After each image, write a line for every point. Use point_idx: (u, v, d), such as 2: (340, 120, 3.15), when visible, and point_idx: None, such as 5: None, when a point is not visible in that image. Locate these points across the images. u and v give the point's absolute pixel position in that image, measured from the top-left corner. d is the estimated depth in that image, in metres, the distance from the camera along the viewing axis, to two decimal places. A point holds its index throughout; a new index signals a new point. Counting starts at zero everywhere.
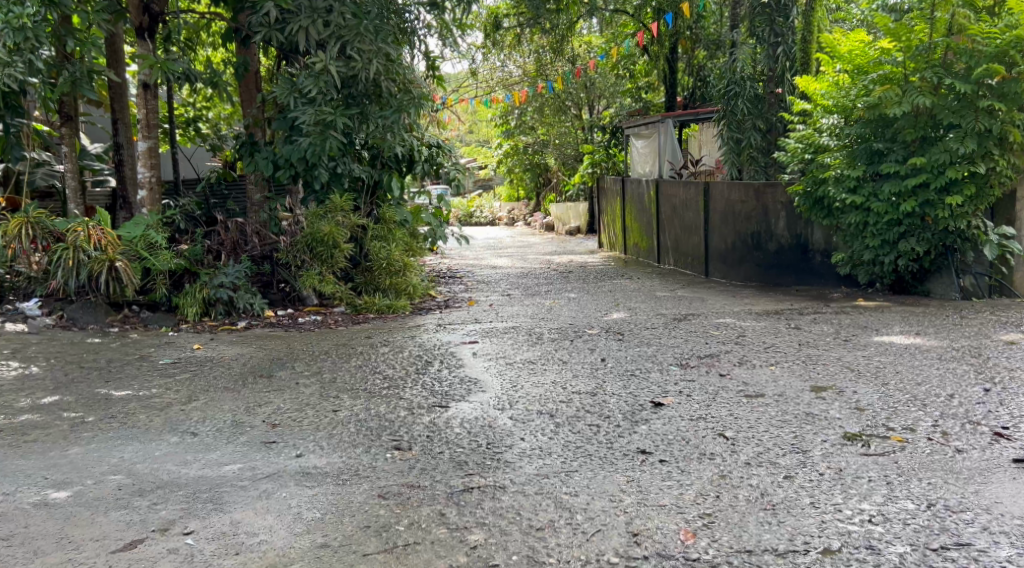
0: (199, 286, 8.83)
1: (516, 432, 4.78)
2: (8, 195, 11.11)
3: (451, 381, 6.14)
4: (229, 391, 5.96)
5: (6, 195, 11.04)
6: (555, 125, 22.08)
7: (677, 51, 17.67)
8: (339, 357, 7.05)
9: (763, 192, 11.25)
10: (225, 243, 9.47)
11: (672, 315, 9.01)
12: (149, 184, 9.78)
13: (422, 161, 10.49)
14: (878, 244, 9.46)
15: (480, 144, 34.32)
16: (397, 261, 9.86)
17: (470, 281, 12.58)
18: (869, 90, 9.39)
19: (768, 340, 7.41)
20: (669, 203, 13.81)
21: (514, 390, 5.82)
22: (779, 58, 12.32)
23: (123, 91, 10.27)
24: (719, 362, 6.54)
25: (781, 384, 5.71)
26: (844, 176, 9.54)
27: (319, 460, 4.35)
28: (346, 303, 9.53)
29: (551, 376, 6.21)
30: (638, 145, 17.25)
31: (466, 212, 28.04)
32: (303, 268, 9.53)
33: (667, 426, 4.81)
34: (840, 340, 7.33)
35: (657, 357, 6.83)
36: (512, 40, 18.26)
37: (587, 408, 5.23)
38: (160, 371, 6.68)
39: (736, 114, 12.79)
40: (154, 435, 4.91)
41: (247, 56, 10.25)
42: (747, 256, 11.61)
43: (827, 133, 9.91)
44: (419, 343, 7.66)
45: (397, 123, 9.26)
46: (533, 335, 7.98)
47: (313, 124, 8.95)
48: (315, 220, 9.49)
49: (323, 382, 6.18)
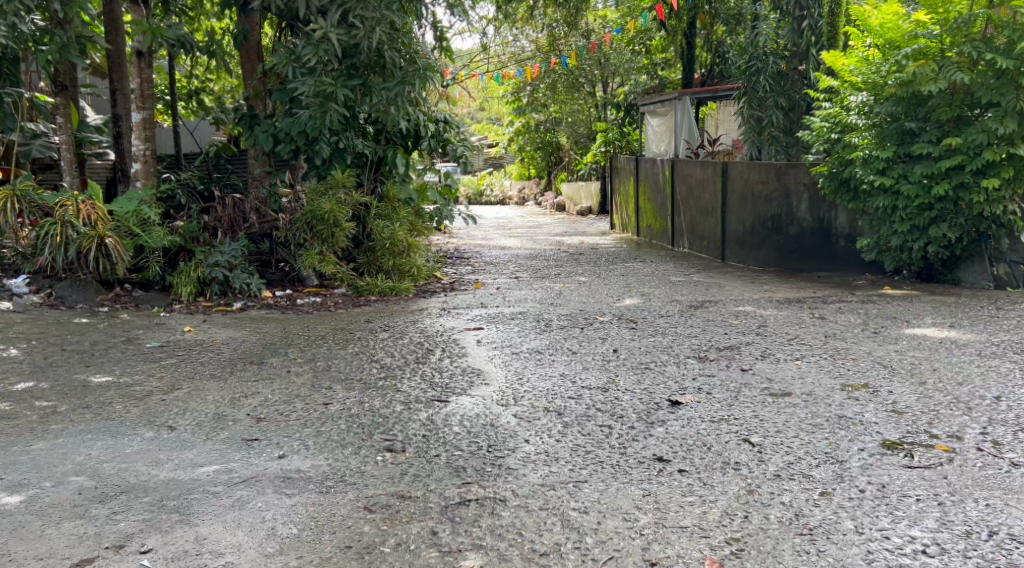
0: (193, 265, 8.43)
1: (520, 432, 4.36)
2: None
3: (452, 372, 5.73)
4: (215, 379, 5.57)
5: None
6: (568, 102, 21.61)
7: (696, 25, 17.21)
8: (336, 343, 6.65)
9: (785, 173, 10.77)
10: (223, 220, 9.06)
11: (689, 302, 8.57)
12: (143, 157, 9.33)
13: (428, 137, 10.05)
14: (907, 229, 8.97)
15: (491, 122, 33.81)
16: (402, 241, 9.44)
17: (478, 262, 12.15)
18: (902, 65, 8.87)
19: (792, 332, 6.96)
20: (685, 184, 13.34)
21: (520, 384, 5.41)
22: (804, 32, 11.71)
23: (120, 61, 9.83)
24: (741, 355, 6.11)
25: (809, 382, 5.27)
26: (872, 157, 9.06)
27: (303, 462, 3.95)
28: (347, 284, 9.12)
29: (560, 368, 5.80)
30: (654, 123, 16.74)
31: (476, 191, 27.59)
32: (303, 247, 9.11)
33: (686, 428, 4.39)
34: (868, 332, 6.89)
35: (674, 349, 6.40)
36: (525, 12, 17.75)
37: (598, 406, 4.82)
38: (146, 355, 6.28)
39: (758, 92, 12.71)
40: (129, 429, 4.52)
41: (246, 24, 9.80)
42: (767, 240, 11.14)
43: (855, 111, 9.40)
44: (420, 329, 7.26)
45: (401, 95, 8.77)
46: (542, 322, 7.57)
47: (313, 96, 8.54)
48: (315, 197, 9.08)
49: (316, 371, 5.78)
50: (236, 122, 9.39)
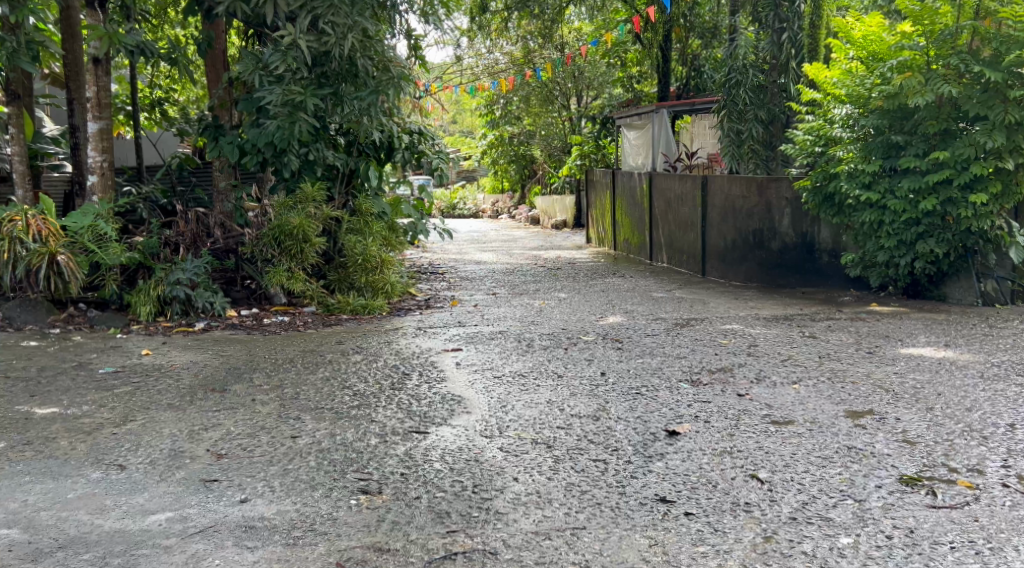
0: (153, 283, 8.01)
1: (507, 469, 3.99)
2: None
3: (430, 399, 5.34)
4: (172, 410, 5.16)
5: None
6: (541, 115, 21.39)
7: (671, 38, 16.87)
8: (306, 367, 6.25)
9: (767, 187, 10.51)
10: (185, 235, 8.58)
11: (673, 320, 8.27)
12: (100, 169, 8.87)
13: (402, 149, 9.69)
14: (894, 245, 8.69)
15: (463, 135, 33.49)
16: (375, 257, 9.04)
17: (453, 278, 11.76)
18: (887, 78, 8.62)
19: (784, 352, 6.64)
20: (663, 198, 13.06)
21: (504, 413, 5.03)
22: (784, 45, 11.50)
23: (77, 70, 9.41)
24: (735, 379, 5.78)
25: (812, 408, 4.93)
26: (858, 171, 8.80)
27: (267, 508, 3.61)
28: (317, 302, 8.70)
29: (546, 394, 5.43)
30: (630, 136, 16.49)
31: (449, 204, 27.24)
32: (271, 263, 8.68)
33: (687, 463, 4.04)
34: (863, 352, 6.59)
35: (664, 372, 6.05)
36: (499, 24, 17.53)
37: (590, 438, 4.47)
38: (98, 382, 5.86)
39: (737, 105, 12.17)
40: (72, 470, 4.14)
41: (210, 31, 9.38)
42: (748, 255, 10.86)
43: (839, 124, 9.15)
44: (395, 351, 6.87)
45: (374, 105, 8.42)
46: (523, 342, 7.22)
47: (281, 105, 8.15)
48: (283, 211, 8.68)
49: (282, 399, 5.37)
50: (200, 132, 8.97)
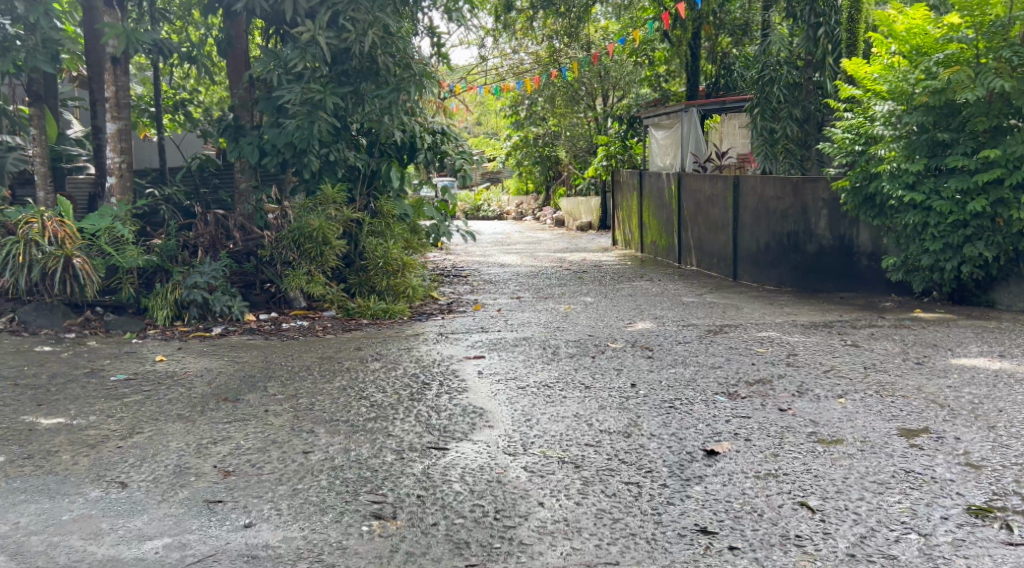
0: (171, 286, 7.78)
1: (532, 492, 3.71)
2: None
3: (451, 412, 5.04)
4: (181, 421, 4.87)
5: None
6: (566, 117, 21.13)
7: (700, 36, 16.50)
8: (322, 375, 5.99)
9: (802, 187, 10.16)
10: (204, 237, 8.43)
11: (706, 327, 7.94)
12: (118, 169, 8.50)
13: (425, 150, 9.43)
14: (939, 247, 8.34)
15: (487, 137, 33.25)
16: (396, 259, 8.77)
17: (476, 281, 11.49)
18: (932, 73, 8.27)
19: (826, 363, 6.35)
20: (692, 200, 12.72)
21: (529, 427, 4.72)
22: (820, 40, 11.12)
23: (98, 69, 9.19)
24: (775, 392, 5.47)
25: (862, 426, 4.66)
26: (901, 170, 8.48)
27: (272, 535, 3.36)
28: (337, 306, 8.42)
29: (573, 406, 5.12)
30: (658, 136, 16.13)
31: (474, 206, 26.97)
32: (290, 266, 8.43)
33: (727, 488, 3.74)
34: (911, 363, 6.29)
35: (698, 383, 5.72)
36: (524, 22, 17.21)
37: (621, 457, 4.17)
38: (107, 390, 5.61)
39: (771, 102, 12.05)
40: (71, 488, 3.88)
41: (230, 28, 9.15)
42: (783, 258, 10.51)
43: (880, 121, 8.80)
44: (415, 358, 6.59)
45: (396, 103, 8.15)
46: (548, 350, 6.91)
47: (300, 104, 7.91)
48: (303, 213, 8.43)
49: (296, 411, 5.09)
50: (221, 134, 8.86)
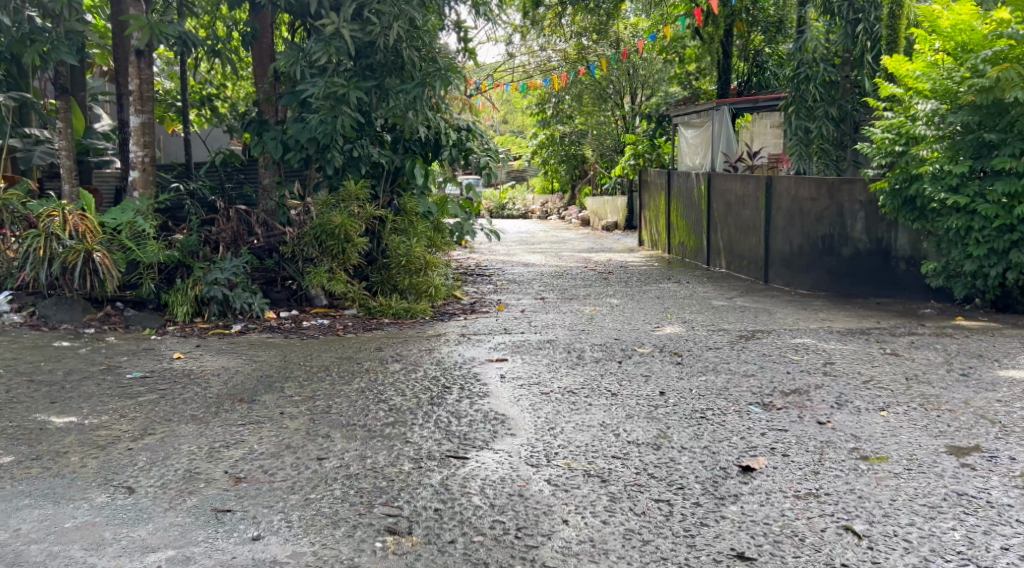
0: (190, 282, 7.63)
1: (556, 508, 3.51)
2: (4, 172, 9.71)
3: (472, 418, 4.83)
4: (195, 422, 4.68)
5: (3, 172, 9.67)
6: (593, 114, 21.03)
7: (733, 33, 16.19)
8: (342, 376, 5.82)
9: (838, 189, 9.88)
10: (225, 232, 8.23)
11: (737, 333, 7.68)
12: (142, 164, 8.35)
13: (450, 146, 9.24)
14: (983, 253, 8.08)
15: (512, 134, 33.04)
16: (419, 258, 8.57)
17: (501, 280, 11.30)
18: (979, 70, 8.05)
19: (864, 373, 6.16)
20: (723, 200, 12.43)
21: (552, 437, 4.51)
22: (858, 37, 10.98)
23: (123, 61, 9.05)
24: (812, 403, 5.25)
25: (907, 441, 4.49)
26: (943, 172, 8.26)
27: (280, 550, 3.19)
28: (358, 305, 8.26)
29: (599, 415, 4.91)
30: (688, 135, 15.83)
31: (498, 204, 26.78)
32: (312, 264, 8.27)
33: (764, 508, 3.55)
34: (956, 375, 6.12)
35: (730, 393, 5.48)
36: (553, 18, 16.95)
37: (651, 471, 3.96)
38: (121, 388, 5.44)
39: (806, 101, 11.69)
40: (76, 493, 3.70)
41: (255, 20, 8.98)
42: (816, 262, 10.23)
43: (922, 121, 8.53)
44: (436, 360, 6.39)
45: (420, 98, 7.88)
46: (573, 353, 6.70)
47: (323, 98, 7.75)
48: (325, 210, 8.25)
49: (313, 414, 4.91)
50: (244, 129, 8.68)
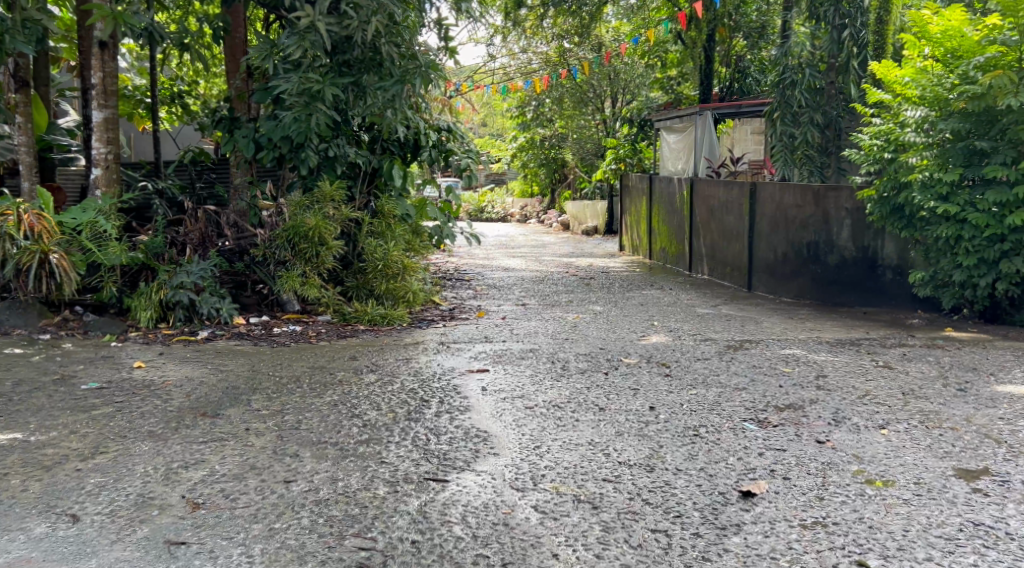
0: (155, 286, 7.27)
1: (544, 540, 3.31)
2: None
3: (452, 435, 4.53)
4: (151, 440, 4.34)
5: None
6: (573, 118, 20.55)
7: (715, 38, 15.99)
8: (313, 388, 5.49)
9: (824, 195, 9.68)
10: (193, 234, 7.86)
11: (725, 343, 7.43)
12: (104, 161, 7.97)
13: (429, 147, 8.93)
14: (973, 263, 7.89)
15: (491, 137, 32.78)
16: (396, 262, 8.24)
17: (479, 286, 10.99)
18: (971, 77, 7.88)
19: (859, 387, 5.90)
20: (706, 206, 12.21)
21: (538, 456, 4.23)
22: (844, 43, 10.74)
23: (87, 54, 8.65)
24: (809, 420, 4.99)
25: (912, 463, 4.22)
26: (933, 180, 8.02)
27: None
28: (332, 311, 7.96)
29: (587, 432, 4.63)
30: (671, 139, 15.62)
31: (477, 207, 26.49)
32: (284, 267, 7.94)
33: (770, 540, 3.33)
34: (953, 390, 5.87)
35: (722, 408, 5.21)
36: (533, 19, 16.68)
37: (644, 496, 3.70)
38: (75, 400, 5.09)
39: (792, 106, 11.50)
40: (13, 523, 3.36)
41: (227, 14, 8.63)
42: (801, 269, 10.03)
43: (910, 128, 8.30)
44: (413, 370, 6.08)
45: (399, 96, 7.59)
46: (557, 364, 6.41)
47: (297, 95, 7.42)
48: (298, 211, 7.93)
49: (281, 430, 4.58)
50: (214, 127, 8.34)
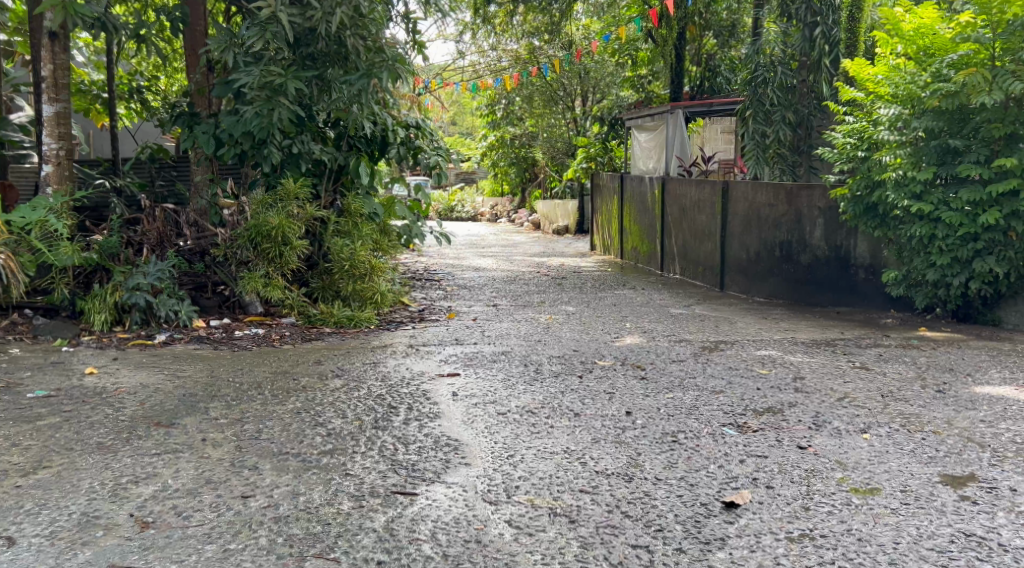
0: (110, 288, 7.00)
1: (520, 559, 3.15)
2: None
3: (421, 445, 4.32)
4: (100, 452, 4.10)
5: None
6: (544, 116, 20.41)
7: (685, 37, 15.80)
8: (276, 395, 5.27)
9: (797, 194, 9.59)
10: (150, 235, 7.55)
11: (700, 344, 7.29)
12: (55, 157, 7.68)
13: (397, 144, 8.70)
14: (947, 262, 7.80)
15: (462, 136, 32.64)
16: (363, 262, 8.01)
17: (449, 286, 10.80)
18: (944, 75, 7.79)
19: (838, 389, 5.76)
20: (677, 205, 12.08)
21: (512, 466, 4.04)
22: (816, 40, 10.63)
23: (38, 46, 8.34)
24: (789, 424, 4.85)
25: (897, 469, 4.07)
26: (906, 179, 7.94)
27: None
28: (297, 313, 7.71)
29: (562, 440, 4.44)
30: (642, 138, 15.50)
31: (447, 206, 26.29)
32: (246, 267, 7.69)
33: (756, 555, 3.18)
34: (932, 391, 5.74)
35: (700, 412, 5.05)
36: (502, 16, 16.54)
37: (623, 509, 3.53)
38: (21, 410, 4.84)
39: (764, 104, 11.40)
40: None
41: (186, 6, 8.37)
42: (774, 268, 9.92)
43: (884, 126, 8.22)
44: (381, 375, 5.86)
45: (364, 90, 7.35)
46: (530, 367, 6.23)
47: (258, 89, 7.17)
48: (261, 210, 7.67)
49: (240, 441, 4.36)
50: (173, 122, 8.08)
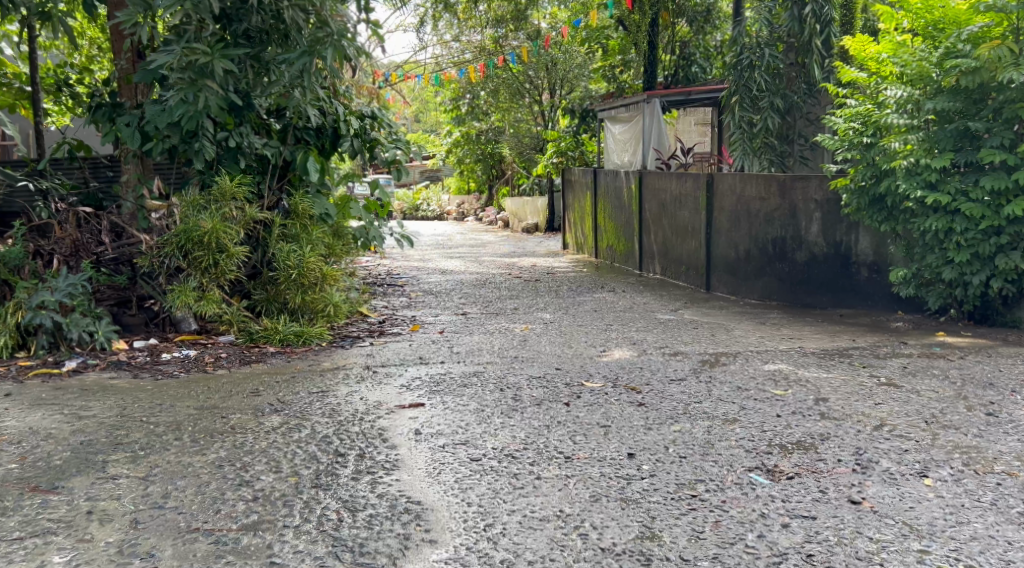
0: (10, 307, 5.96)
1: None
2: None
3: (372, 513, 3.35)
4: None
5: None
6: (510, 111, 19.26)
7: (659, 23, 14.80)
8: (197, 441, 4.25)
9: (791, 187, 8.72)
10: (64, 242, 6.57)
11: (699, 358, 6.37)
12: None
13: (351, 137, 7.61)
14: (966, 258, 6.92)
15: (426, 133, 31.53)
16: (313, 270, 7.00)
17: (413, 292, 9.79)
18: (959, 49, 6.92)
19: (872, 414, 4.88)
20: (656, 200, 11.18)
21: (492, 545, 3.10)
22: (806, 19, 9.84)
23: None
24: (832, 466, 3.94)
25: (989, 534, 3.18)
26: (919, 166, 7.02)
27: None
28: (236, 330, 6.68)
29: (553, 498, 3.50)
30: (616, 131, 14.58)
31: (412, 205, 25.16)
32: (176, 279, 6.65)
33: None
34: (983, 414, 4.87)
35: (719, 452, 4.12)
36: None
37: None
38: None
39: (751, 90, 10.51)
40: None
41: None
42: (766, 268, 9.05)
43: (892, 108, 7.31)
44: (330, 408, 4.88)
45: (306, 71, 6.30)
46: (507, 392, 5.27)
47: (182, 71, 6.16)
48: (191, 212, 6.66)
49: (139, 512, 3.37)
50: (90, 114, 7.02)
